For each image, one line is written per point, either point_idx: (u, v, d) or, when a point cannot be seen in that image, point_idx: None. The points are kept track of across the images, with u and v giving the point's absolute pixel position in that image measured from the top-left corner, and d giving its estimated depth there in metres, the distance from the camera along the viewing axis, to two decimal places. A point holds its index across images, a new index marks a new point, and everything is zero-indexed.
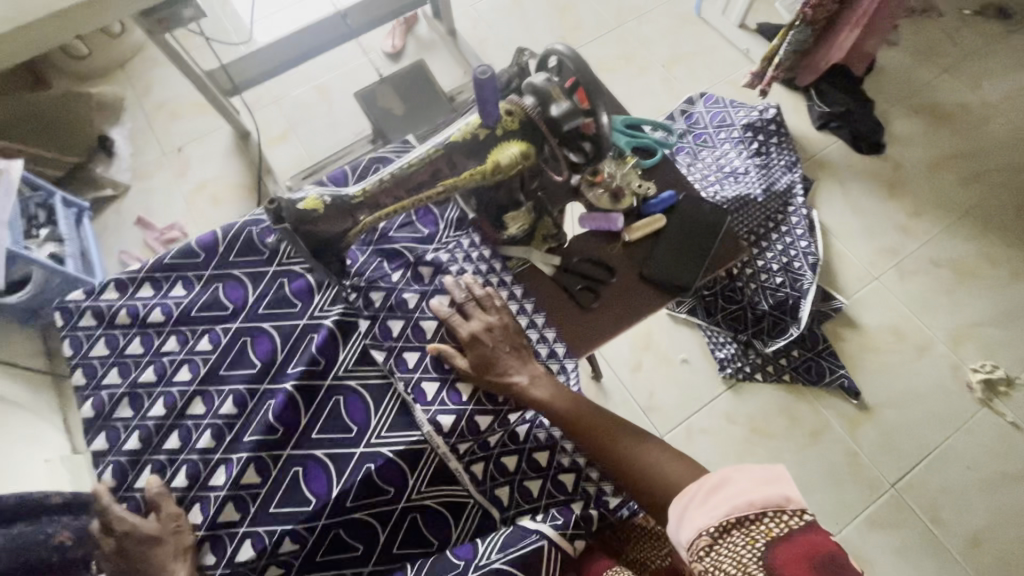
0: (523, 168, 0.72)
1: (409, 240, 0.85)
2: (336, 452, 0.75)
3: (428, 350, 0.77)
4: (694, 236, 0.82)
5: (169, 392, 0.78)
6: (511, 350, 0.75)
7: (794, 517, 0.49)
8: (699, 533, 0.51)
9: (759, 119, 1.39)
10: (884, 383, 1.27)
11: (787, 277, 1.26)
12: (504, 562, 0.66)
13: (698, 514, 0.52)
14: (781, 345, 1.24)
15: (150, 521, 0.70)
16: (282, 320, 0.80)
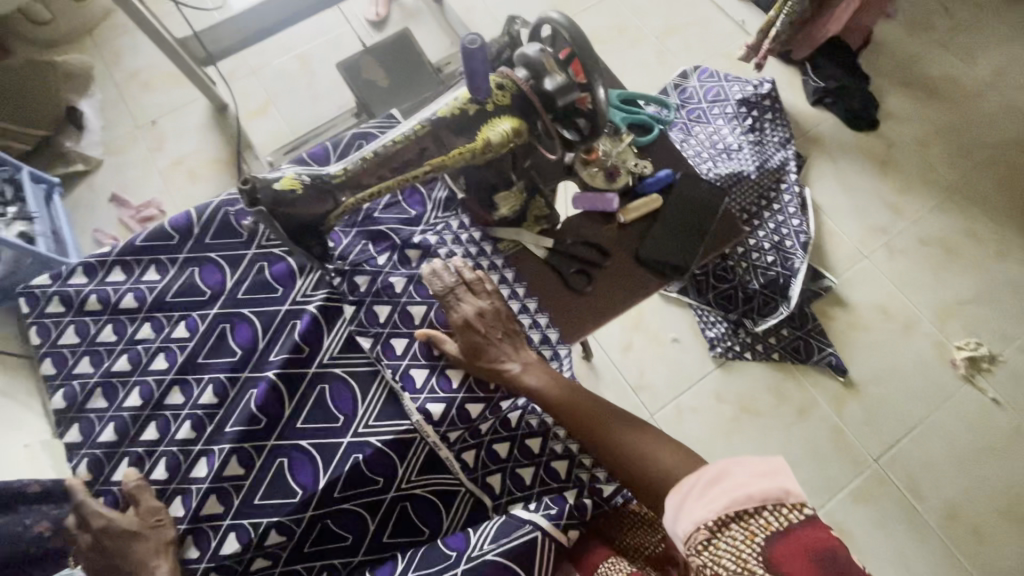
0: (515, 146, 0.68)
1: (395, 221, 0.82)
2: (322, 442, 0.73)
3: (417, 337, 0.74)
4: (691, 217, 0.79)
5: (145, 382, 0.75)
6: (503, 336, 0.73)
7: (793, 510, 0.48)
8: (697, 527, 0.50)
9: (754, 94, 1.35)
10: (871, 360, 1.27)
11: (778, 256, 1.25)
12: (498, 554, 0.66)
13: (696, 508, 0.51)
14: (770, 324, 1.23)
15: (129, 516, 0.67)
16: (263, 305, 0.77)
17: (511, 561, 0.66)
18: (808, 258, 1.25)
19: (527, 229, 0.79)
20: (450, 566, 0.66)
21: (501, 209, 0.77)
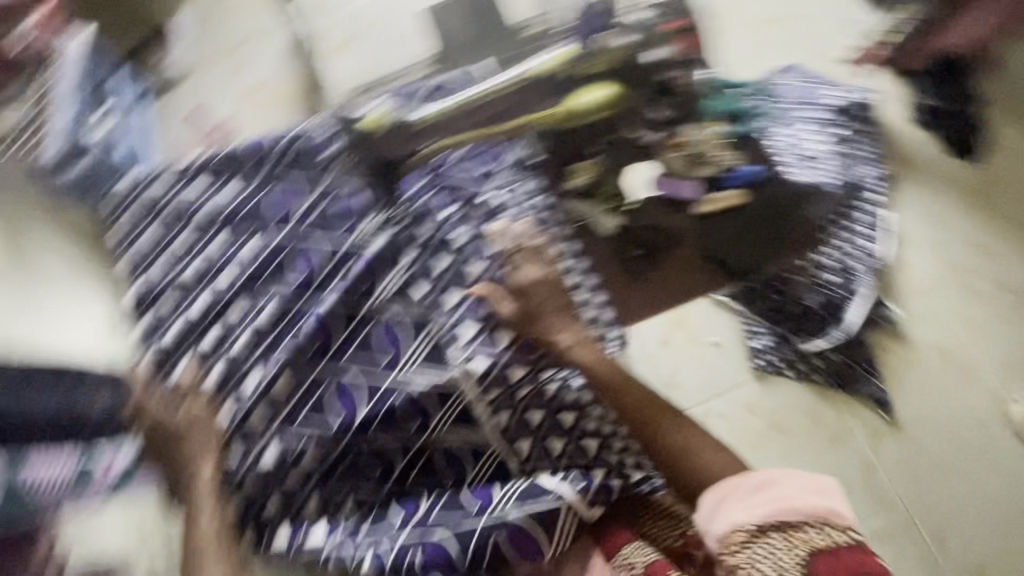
0: (610, 113, 0.73)
1: (466, 173, 0.80)
2: (367, 378, 0.73)
3: (471, 294, 0.74)
4: (766, 220, 0.80)
5: (210, 291, 0.76)
6: (556, 307, 0.73)
7: (839, 531, 0.48)
8: (735, 528, 0.50)
9: (850, 101, 1.21)
10: (926, 404, 1.13)
11: (843, 276, 1.14)
12: (518, 516, 0.67)
13: (736, 510, 0.51)
14: (820, 346, 1.15)
15: (178, 411, 0.72)
16: (325, 238, 0.76)
17: (531, 525, 0.67)
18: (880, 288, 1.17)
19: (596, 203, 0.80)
20: (471, 516, 0.69)
21: (576, 175, 0.79)
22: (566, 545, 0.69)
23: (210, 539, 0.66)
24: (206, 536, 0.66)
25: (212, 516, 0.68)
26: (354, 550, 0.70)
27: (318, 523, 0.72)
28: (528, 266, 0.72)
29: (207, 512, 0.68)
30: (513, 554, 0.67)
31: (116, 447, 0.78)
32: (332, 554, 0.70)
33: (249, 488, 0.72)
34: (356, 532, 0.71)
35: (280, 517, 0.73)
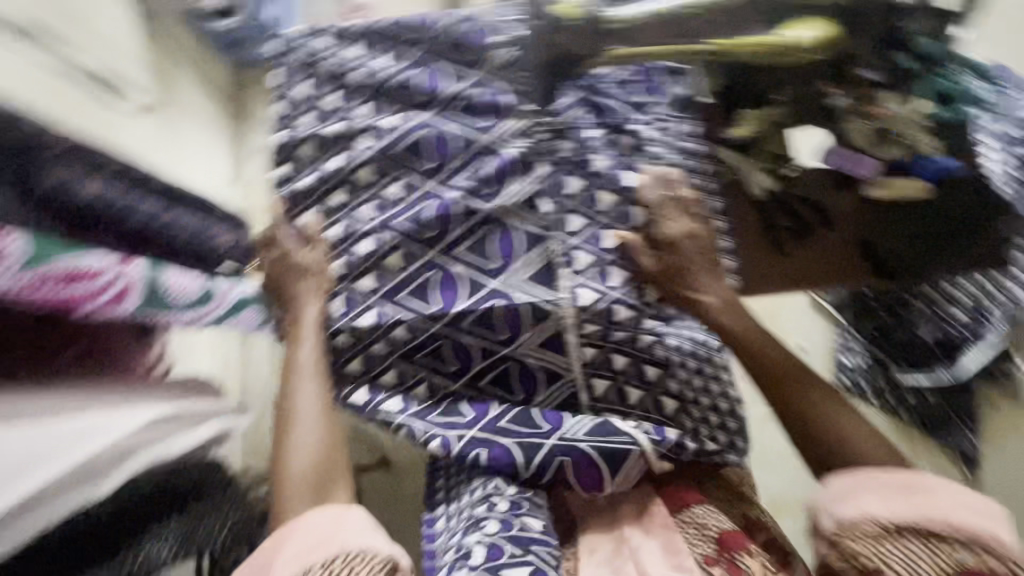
0: (817, 56, 0.59)
1: (620, 99, 0.78)
2: (473, 273, 0.76)
3: (613, 236, 0.73)
4: (946, 225, 0.69)
5: (349, 151, 0.80)
6: (705, 262, 0.71)
7: (989, 557, 0.52)
8: (867, 519, 0.55)
9: None
10: None
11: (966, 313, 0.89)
12: (589, 445, 0.69)
13: (872, 502, 0.56)
14: (916, 383, 1.03)
15: (306, 251, 0.77)
16: (469, 129, 0.78)
17: (600, 459, 0.69)
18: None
19: (754, 159, 0.73)
20: (542, 434, 0.71)
21: (737, 126, 0.71)
22: (626, 489, 0.70)
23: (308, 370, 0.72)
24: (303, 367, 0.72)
25: (309, 352, 0.73)
26: (424, 429, 0.73)
27: (393, 398, 0.77)
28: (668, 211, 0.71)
29: (303, 346, 0.73)
30: (575, 480, 0.69)
31: (231, 286, 0.82)
32: (402, 426, 0.74)
33: (341, 342, 0.77)
34: (427, 418, 0.75)
35: (360, 378, 0.78)
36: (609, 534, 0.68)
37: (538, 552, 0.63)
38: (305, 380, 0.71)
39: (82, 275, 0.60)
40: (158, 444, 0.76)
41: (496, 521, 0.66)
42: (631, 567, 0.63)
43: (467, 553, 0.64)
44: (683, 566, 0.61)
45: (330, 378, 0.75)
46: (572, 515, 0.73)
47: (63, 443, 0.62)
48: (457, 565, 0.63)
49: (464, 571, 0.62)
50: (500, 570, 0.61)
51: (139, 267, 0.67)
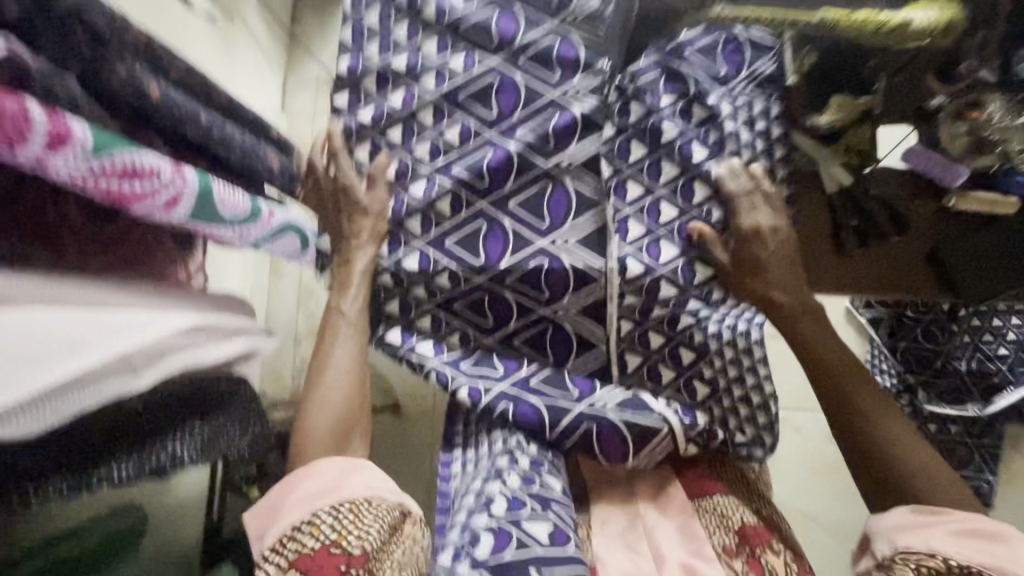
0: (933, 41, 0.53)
1: (700, 68, 0.74)
2: (522, 230, 0.74)
3: (692, 226, 0.71)
4: None
5: (411, 89, 0.78)
6: (789, 264, 0.67)
7: None
8: (931, 553, 0.53)
9: None
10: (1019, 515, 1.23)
11: (1015, 354, 1.15)
12: (619, 418, 0.68)
13: (939, 536, 0.53)
14: (945, 413, 1.19)
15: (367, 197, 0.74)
16: (538, 79, 0.75)
17: (628, 435, 0.68)
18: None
19: (832, 151, 0.69)
20: (571, 400, 0.71)
21: (823, 115, 0.68)
22: (647, 466, 0.71)
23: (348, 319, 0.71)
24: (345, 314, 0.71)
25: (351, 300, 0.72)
26: (454, 378, 0.74)
27: (426, 343, 0.77)
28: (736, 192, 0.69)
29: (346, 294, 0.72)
30: (599, 450, 0.69)
31: (273, 212, 0.74)
32: (433, 372, 0.74)
33: (384, 281, 0.77)
34: (457, 367, 0.75)
35: (395, 320, 0.78)
36: (626, 508, 0.69)
37: (559, 511, 0.63)
38: (347, 334, 0.70)
39: (144, 174, 0.53)
40: (192, 351, 0.74)
41: (519, 476, 0.66)
42: (645, 544, 0.64)
43: (488, 501, 0.63)
44: (702, 553, 0.61)
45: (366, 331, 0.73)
46: (586, 482, 0.73)
47: (113, 331, 0.61)
48: (476, 511, 0.63)
49: (485, 518, 0.61)
50: (520, 522, 0.60)
51: (194, 173, 0.59)
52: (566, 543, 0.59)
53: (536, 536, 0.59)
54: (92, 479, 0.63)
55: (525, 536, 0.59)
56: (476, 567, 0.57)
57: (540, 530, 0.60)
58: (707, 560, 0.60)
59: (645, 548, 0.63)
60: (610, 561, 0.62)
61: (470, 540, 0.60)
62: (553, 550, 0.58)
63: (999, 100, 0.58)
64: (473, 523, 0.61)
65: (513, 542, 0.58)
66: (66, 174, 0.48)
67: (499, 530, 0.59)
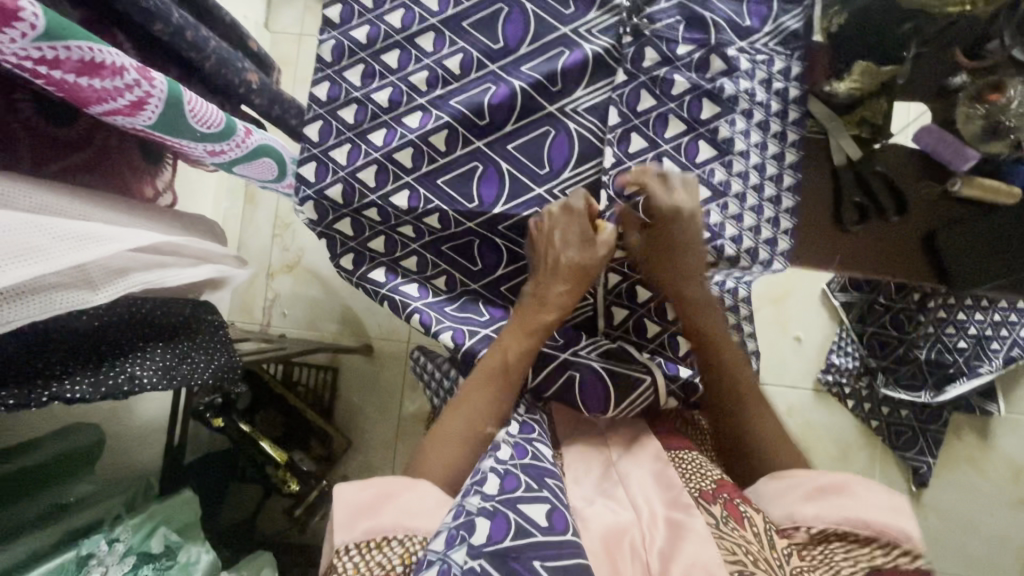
0: None
1: (726, 16, 0.68)
2: (519, 175, 0.71)
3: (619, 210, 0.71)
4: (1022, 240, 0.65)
5: (411, 9, 0.71)
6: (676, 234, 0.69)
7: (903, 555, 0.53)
8: (796, 525, 0.56)
9: None
10: (951, 496, 1.33)
11: (973, 347, 1.19)
12: (602, 366, 0.70)
13: (797, 504, 0.57)
14: (896, 396, 1.25)
15: (586, 251, 0.68)
16: (549, 11, 0.69)
17: (609, 381, 0.69)
18: (996, 373, 1.18)
19: (844, 123, 0.68)
20: (554, 347, 0.72)
21: (842, 82, 0.67)
22: (625, 417, 0.71)
23: (508, 371, 0.67)
24: (511, 363, 0.66)
25: (523, 349, 0.67)
26: (438, 319, 0.72)
27: (411, 284, 0.74)
28: (742, 155, 0.69)
29: (523, 342, 0.67)
30: (579, 398, 0.69)
31: (253, 132, 0.76)
32: (416, 313, 0.72)
33: (370, 216, 0.73)
34: (441, 309, 0.73)
35: (380, 259, 0.75)
36: (597, 455, 0.67)
37: (554, 490, 0.57)
38: (476, 394, 0.66)
39: (103, 70, 0.55)
40: (157, 272, 0.72)
41: (510, 447, 0.60)
42: (619, 491, 0.61)
43: (481, 478, 0.55)
44: (679, 502, 0.57)
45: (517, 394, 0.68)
46: (557, 434, 0.70)
47: (68, 242, 0.59)
48: (467, 492, 0.54)
49: (478, 498, 0.53)
50: (517, 503, 0.53)
51: (165, 81, 0.61)
52: (565, 528, 0.51)
53: (533, 520, 0.51)
54: (43, 394, 0.60)
55: (523, 519, 0.51)
56: (471, 553, 0.48)
57: (537, 510, 0.53)
58: (687, 511, 0.56)
59: (620, 494, 0.60)
60: (588, 513, 0.57)
61: (462, 522, 0.50)
62: (552, 536, 0.50)
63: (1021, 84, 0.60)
64: (465, 502, 0.52)
65: (511, 530, 0.50)
66: (13, 54, 0.49)
67: (494, 513, 0.51)
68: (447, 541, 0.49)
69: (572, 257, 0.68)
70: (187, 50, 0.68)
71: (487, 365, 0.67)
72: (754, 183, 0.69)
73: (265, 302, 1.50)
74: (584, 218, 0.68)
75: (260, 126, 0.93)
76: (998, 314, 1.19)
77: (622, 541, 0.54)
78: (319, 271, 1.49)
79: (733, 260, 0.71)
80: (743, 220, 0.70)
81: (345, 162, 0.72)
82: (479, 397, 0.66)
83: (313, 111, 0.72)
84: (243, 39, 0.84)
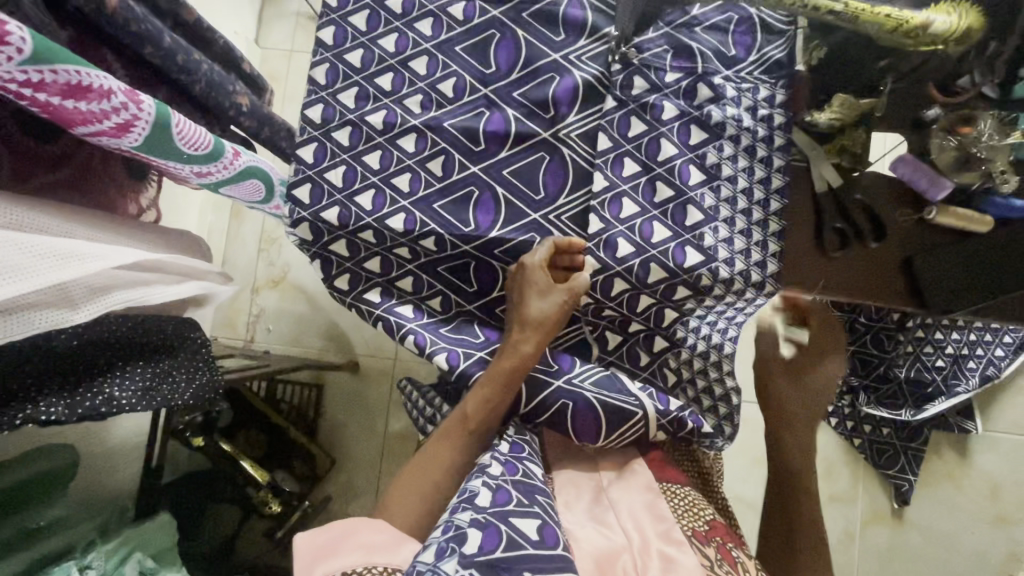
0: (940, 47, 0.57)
1: (710, 47, 0.71)
2: (513, 199, 0.71)
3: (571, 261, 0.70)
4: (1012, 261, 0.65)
5: (405, 34, 0.72)
6: (563, 289, 0.67)
7: None
8: None
9: None
10: (932, 514, 1.34)
11: (951, 368, 1.22)
12: (596, 398, 0.70)
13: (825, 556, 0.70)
14: (877, 414, 1.26)
15: (548, 298, 0.67)
16: (540, 38, 0.71)
17: (600, 413, 0.69)
18: (973, 392, 1.23)
19: (824, 151, 0.71)
20: (548, 374, 0.72)
21: (823, 112, 0.70)
22: (614, 447, 0.71)
23: (470, 418, 0.66)
24: (470, 412, 0.66)
25: (483, 398, 0.66)
26: (432, 341, 0.72)
27: (406, 306, 0.74)
28: (730, 179, 0.71)
29: (483, 393, 0.66)
30: (571, 427, 0.70)
31: (241, 154, 0.76)
32: (410, 334, 0.72)
33: (365, 238, 0.72)
34: (436, 330, 0.73)
35: (372, 281, 0.74)
36: (586, 479, 0.67)
37: (544, 506, 0.57)
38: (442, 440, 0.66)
39: (89, 93, 0.54)
40: (140, 290, 0.71)
41: (500, 465, 0.61)
42: (610, 516, 0.61)
43: (471, 494, 0.55)
44: (670, 535, 0.58)
45: (483, 442, 0.67)
46: (547, 457, 0.71)
47: (50, 259, 0.58)
48: (456, 508, 0.53)
49: (469, 512, 0.52)
50: (509, 516, 0.53)
51: (154, 103, 0.61)
52: (557, 542, 0.52)
53: (525, 533, 0.51)
54: (17, 415, 0.59)
55: (514, 532, 0.51)
56: (463, 562, 0.47)
57: (528, 525, 0.52)
58: (679, 546, 0.56)
59: (611, 519, 0.60)
60: (580, 534, 0.57)
61: (452, 536, 0.49)
62: (544, 550, 0.51)
63: (992, 117, 0.62)
64: (454, 518, 0.52)
65: (503, 541, 0.50)
66: None
67: (486, 525, 0.51)
68: (436, 553, 0.47)
69: (535, 304, 0.67)
70: (176, 73, 0.68)
71: (453, 413, 0.67)
72: (744, 207, 0.71)
73: (249, 319, 1.48)
74: (539, 267, 0.67)
75: (247, 146, 0.93)
76: (974, 334, 1.21)
77: (615, 564, 0.54)
78: (305, 287, 1.48)
79: (727, 282, 0.71)
80: (736, 243, 0.71)
81: (341, 184, 0.72)
82: (442, 446, 0.65)
83: (308, 133, 0.73)
84: (235, 61, 0.85)
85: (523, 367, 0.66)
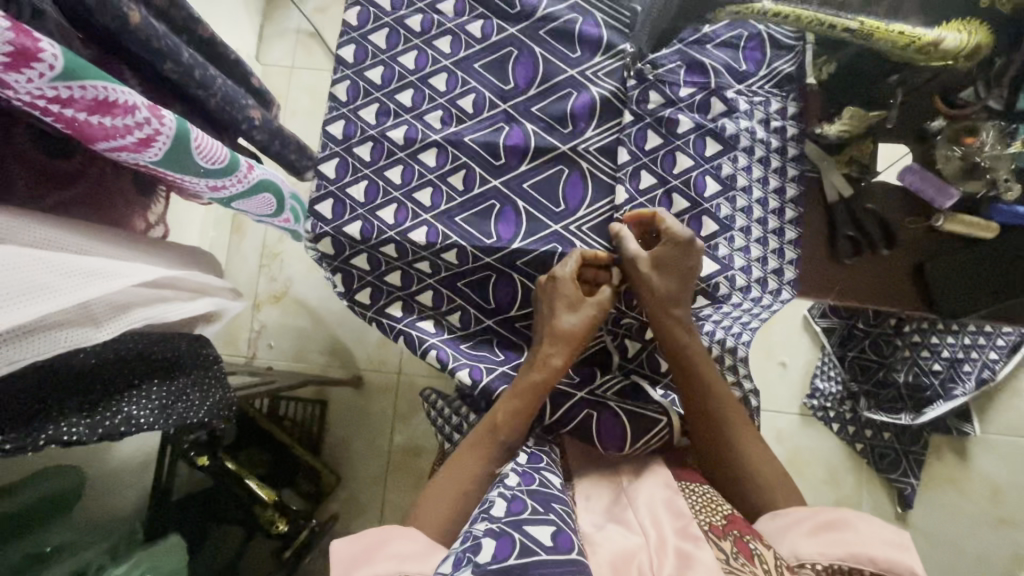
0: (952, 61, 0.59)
1: (721, 61, 0.74)
2: (535, 212, 0.73)
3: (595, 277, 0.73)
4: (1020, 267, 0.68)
5: (424, 51, 0.74)
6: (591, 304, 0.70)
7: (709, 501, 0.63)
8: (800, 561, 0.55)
9: None
10: (935, 517, 1.36)
11: (947, 371, 1.23)
12: (619, 406, 0.72)
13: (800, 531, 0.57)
14: (879, 419, 1.30)
15: (577, 313, 0.69)
16: (558, 55, 0.73)
17: (625, 419, 0.71)
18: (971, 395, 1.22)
19: (835, 161, 0.73)
20: (572, 384, 0.75)
21: (833, 124, 0.72)
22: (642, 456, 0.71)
23: (500, 430, 0.66)
24: (499, 423, 0.66)
25: (511, 409, 0.66)
26: (454, 357, 0.72)
27: (427, 320, 0.74)
28: (745, 190, 0.74)
29: (512, 404, 0.67)
30: (597, 437, 0.71)
31: (255, 168, 0.76)
32: (433, 349, 0.72)
33: (387, 252, 0.73)
34: (457, 347, 0.73)
35: (393, 297, 0.74)
36: (607, 482, 0.67)
37: (561, 514, 0.56)
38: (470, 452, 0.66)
39: (114, 108, 0.55)
40: (158, 307, 0.70)
41: (517, 475, 0.61)
42: (629, 515, 0.60)
43: (488, 505, 0.55)
44: (688, 531, 0.56)
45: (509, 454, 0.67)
46: (570, 468, 0.71)
47: (76, 277, 0.57)
48: (474, 520, 0.54)
49: (484, 523, 0.53)
50: (523, 524, 0.52)
51: (175, 118, 0.61)
52: (570, 548, 0.51)
53: (537, 539, 0.51)
54: (41, 436, 0.58)
55: (528, 540, 0.51)
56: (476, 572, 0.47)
57: (541, 531, 0.52)
58: (696, 540, 0.54)
59: (629, 519, 0.59)
60: (599, 538, 0.57)
61: (469, 546, 0.50)
62: (556, 556, 0.50)
63: (993, 128, 0.64)
64: (471, 529, 0.52)
65: (516, 548, 0.49)
66: (26, 92, 0.49)
67: (499, 533, 0.51)
68: (453, 564, 0.48)
69: (565, 318, 0.69)
70: (195, 88, 0.69)
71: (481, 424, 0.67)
72: (759, 217, 0.74)
73: (251, 335, 1.47)
74: (569, 281, 0.69)
75: (258, 162, 0.93)
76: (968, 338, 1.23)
77: (629, 566, 0.53)
78: (308, 302, 1.47)
79: (745, 290, 0.75)
80: (751, 251, 0.75)
81: (363, 199, 0.73)
82: (470, 458, 0.65)
83: (330, 148, 0.73)
84: (249, 77, 0.85)
85: (552, 379, 0.67)
